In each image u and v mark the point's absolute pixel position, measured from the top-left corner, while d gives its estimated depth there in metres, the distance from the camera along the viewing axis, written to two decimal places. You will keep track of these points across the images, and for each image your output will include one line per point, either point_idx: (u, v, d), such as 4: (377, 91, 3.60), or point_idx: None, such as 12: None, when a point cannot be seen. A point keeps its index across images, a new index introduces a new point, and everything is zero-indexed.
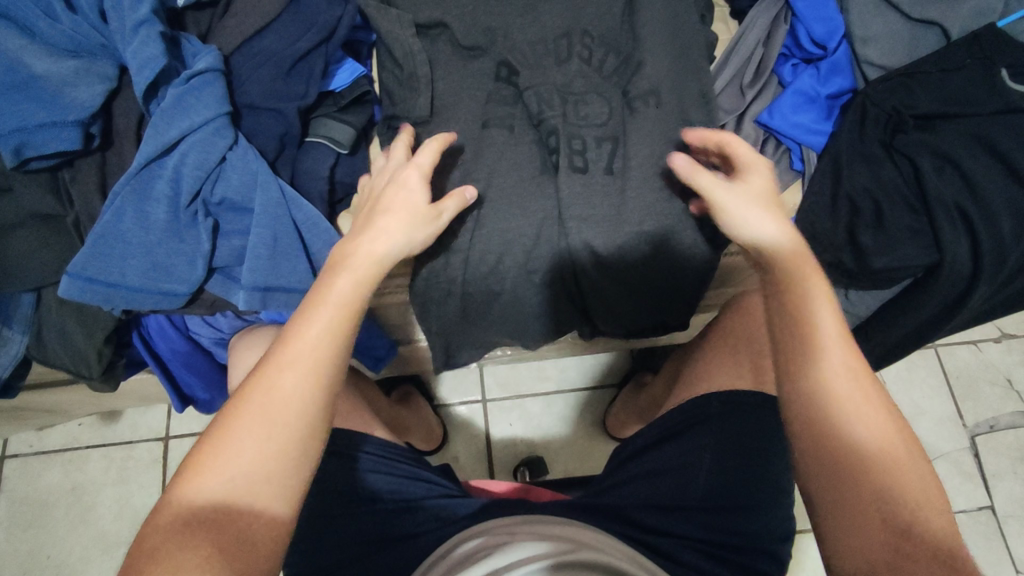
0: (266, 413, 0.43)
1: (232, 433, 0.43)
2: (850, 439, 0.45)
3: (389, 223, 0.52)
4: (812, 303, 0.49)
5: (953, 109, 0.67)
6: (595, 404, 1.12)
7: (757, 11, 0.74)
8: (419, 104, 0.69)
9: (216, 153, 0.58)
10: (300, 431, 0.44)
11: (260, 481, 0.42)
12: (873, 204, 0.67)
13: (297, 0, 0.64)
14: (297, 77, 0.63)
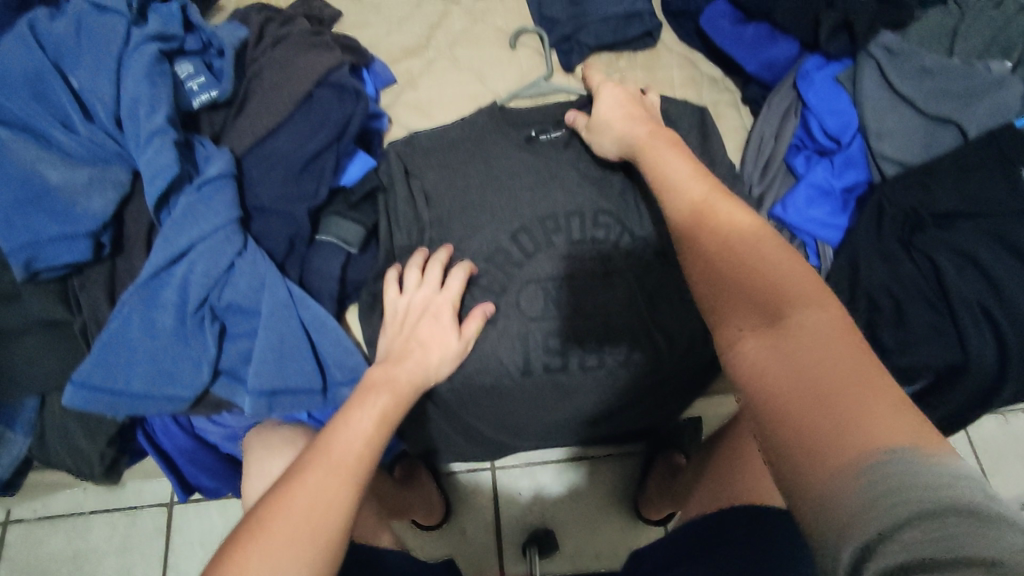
0: (304, 535, 0.40)
1: (251, 562, 0.37)
2: (794, 347, 0.33)
3: (432, 354, 0.59)
4: (754, 248, 0.39)
5: (973, 210, 0.65)
6: (614, 473, 1.03)
7: (771, 104, 0.75)
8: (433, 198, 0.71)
9: (225, 260, 0.58)
10: (336, 532, 0.41)
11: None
12: (892, 302, 0.65)
13: (309, 99, 0.65)
14: (309, 176, 0.63)
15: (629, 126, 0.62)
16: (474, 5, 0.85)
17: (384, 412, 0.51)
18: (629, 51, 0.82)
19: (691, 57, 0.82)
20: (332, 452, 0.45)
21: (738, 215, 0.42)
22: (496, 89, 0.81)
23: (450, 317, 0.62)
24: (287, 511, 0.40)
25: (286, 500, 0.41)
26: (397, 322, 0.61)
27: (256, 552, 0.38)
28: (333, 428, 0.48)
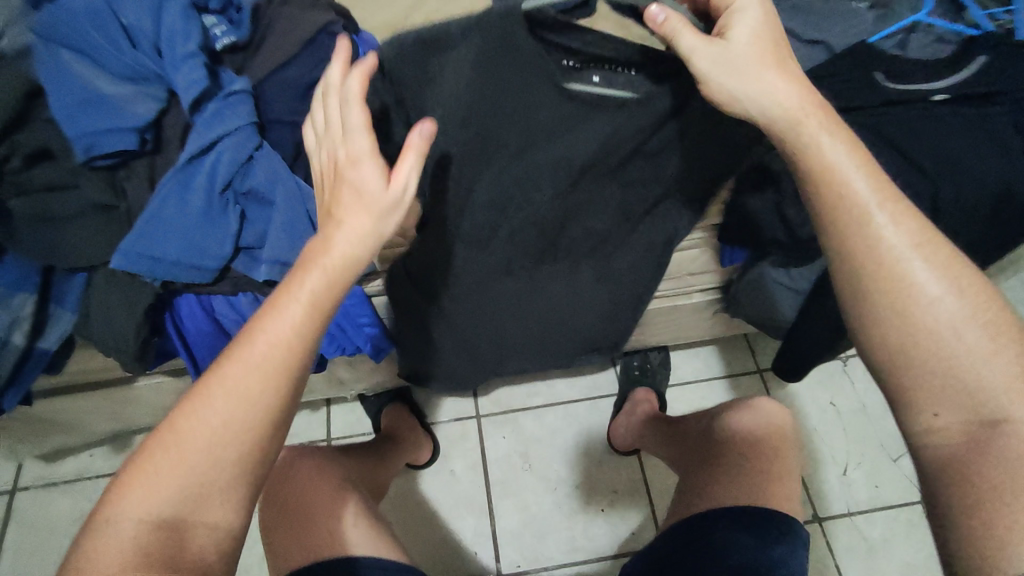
0: (203, 441, 0.50)
1: (169, 454, 0.50)
2: (930, 326, 0.55)
3: (352, 215, 0.54)
4: (857, 202, 0.57)
5: (848, 105, 0.81)
6: (583, 415, 1.30)
7: None
8: None
9: (246, 152, 0.70)
10: (242, 435, 0.51)
11: (194, 501, 0.50)
12: None
13: (312, 41, 0.79)
14: (312, 97, 0.78)
15: (772, 81, 0.58)
16: None
17: (314, 298, 0.53)
18: None
19: None
20: (252, 350, 0.51)
21: (842, 143, 0.58)
22: None
23: (376, 172, 0.53)
24: (199, 409, 0.51)
25: (202, 398, 0.51)
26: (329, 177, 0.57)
27: (167, 443, 0.51)
28: (260, 324, 0.52)
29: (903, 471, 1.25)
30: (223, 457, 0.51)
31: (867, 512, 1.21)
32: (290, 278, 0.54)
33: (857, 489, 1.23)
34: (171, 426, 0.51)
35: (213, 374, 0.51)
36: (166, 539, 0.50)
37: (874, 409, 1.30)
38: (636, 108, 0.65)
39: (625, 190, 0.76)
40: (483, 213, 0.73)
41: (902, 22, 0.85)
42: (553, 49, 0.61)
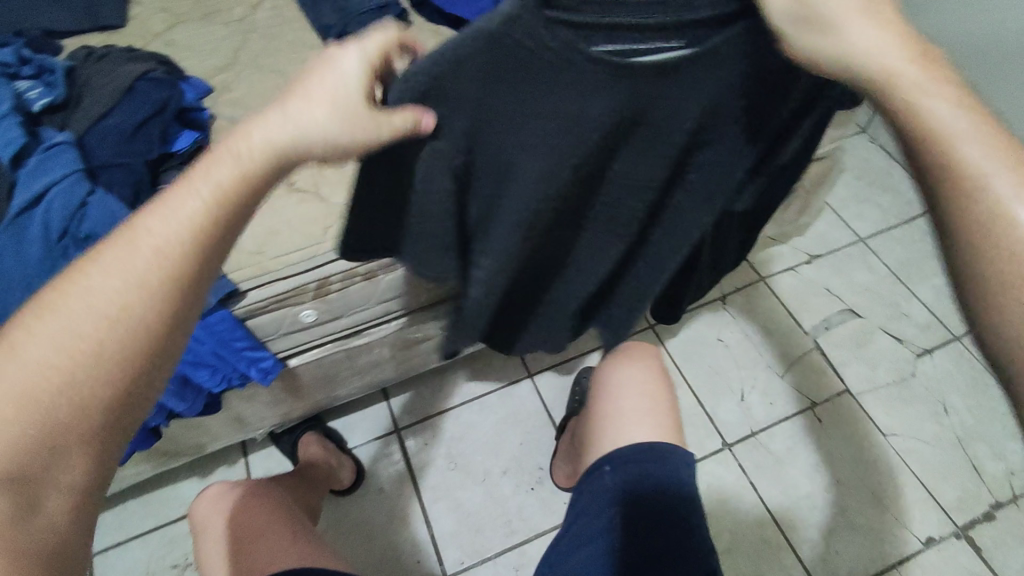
0: (52, 367, 0.44)
1: (32, 344, 0.44)
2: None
3: (302, 108, 0.51)
4: (921, 100, 0.45)
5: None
6: (495, 407, 1.34)
7: None
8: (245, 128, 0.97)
9: (77, 198, 0.72)
10: (122, 332, 0.46)
11: (61, 401, 0.44)
12: None
13: (132, 88, 0.84)
14: (142, 139, 0.82)
15: (862, 24, 0.46)
16: (268, 32, 1.10)
17: (216, 192, 0.50)
18: None
19: (439, 30, 1.09)
20: (136, 244, 0.48)
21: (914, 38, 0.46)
22: None
23: (352, 70, 0.51)
24: (55, 328, 0.45)
25: (78, 300, 0.46)
26: (295, 84, 0.52)
27: (8, 372, 0.43)
28: (158, 212, 0.49)
29: (792, 384, 1.35)
30: (89, 382, 0.45)
31: (768, 429, 1.30)
32: (198, 166, 0.51)
33: (755, 411, 1.32)
34: (8, 352, 0.44)
35: (90, 265, 0.48)
36: (21, 474, 0.42)
37: (758, 336, 1.42)
38: (687, 70, 0.52)
39: (641, 158, 0.63)
40: (475, 176, 0.61)
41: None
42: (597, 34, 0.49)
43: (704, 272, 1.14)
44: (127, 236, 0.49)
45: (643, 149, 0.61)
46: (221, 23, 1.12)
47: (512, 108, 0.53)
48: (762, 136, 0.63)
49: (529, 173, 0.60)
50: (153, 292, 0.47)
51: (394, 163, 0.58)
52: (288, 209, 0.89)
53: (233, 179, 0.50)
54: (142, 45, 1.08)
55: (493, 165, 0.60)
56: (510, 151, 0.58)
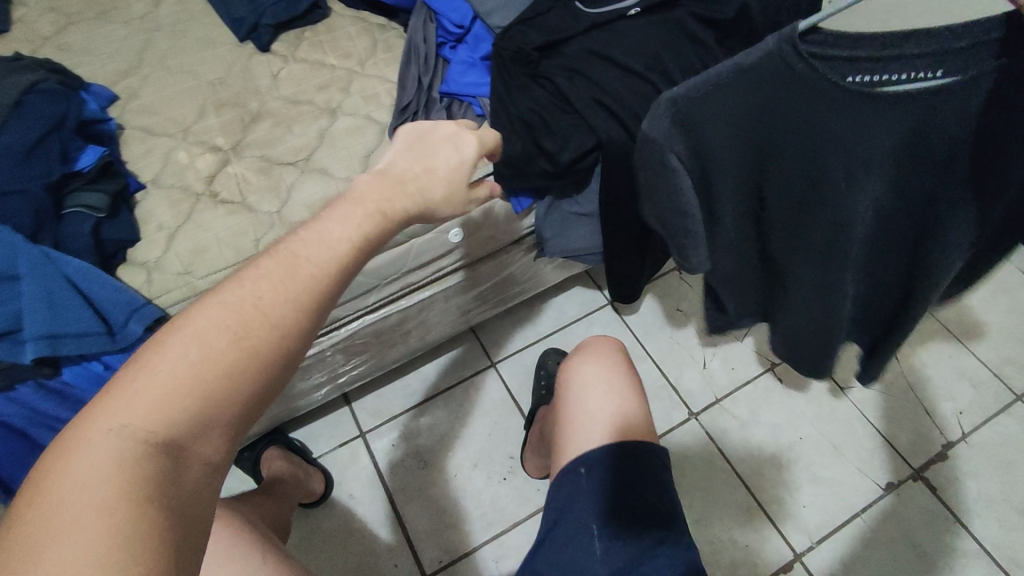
0: (248, 330, 0.42)
1: (183, 335, 0.41)
2: None
3: (436, 162, 0.55)
4: None
5: (560, 36, 0.87)
6: (460, 399, 1.32)
7: (414, 21, 0.94)
8: (161, 140, 0.90)
9: None
10: (268, 331, 0.43)
11: (209, 393, 0.40)
12: (534, 113, 0.85)
13: (20, 104, 0.76)
14: (37, 160, 0.74)
15: None
16: (173, 29, 1.02)
17: (387, 195, 0.50)
18: (309, 25, 1.01)
19: (360, 15, 1.02)
20: (307, 248, 0.46)
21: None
22: (208, 80, 0.96)
23: (466, 156, 0.57)
24: (261, 288, 0.43)
25: (238, 288, 0.43)
26: (412, 138, 0.57)
27: (174, 344, 0.41)
28: (329, 213, 0.48)
29: (750, 347, 1.37)
30: (264, 360, 0.43)
31: (731, 394, 1.32)
32: (359, 181, 0.51)
33: (717, 377, 1.34)
34: (186, 324, 0.42)
35: (240, 273, 0.45)
36: (163, 446, 0.39)
37: None
38: (934, 98, 0.56)
39: (833, 215, 0.65)
40: (764, 184, 0.65)
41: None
42: (840, 65, 0.56)
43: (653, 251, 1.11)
44: (310, 227, 0.47)
45: (863, 183, 0.62)
46: (120, 22, 1.03)
47: (758, 126, 0.59)
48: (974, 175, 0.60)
49: (785, 181, 0.64)
50: (345, 267, 0.47)
51: (695, 165, 0.61)
52: (211, 222, 0.83)
53: (377, 194, 0.50)
54: (32, 51, 0.99)
55: (750, 181, 0.64)
56: (720, 177, 0.62)
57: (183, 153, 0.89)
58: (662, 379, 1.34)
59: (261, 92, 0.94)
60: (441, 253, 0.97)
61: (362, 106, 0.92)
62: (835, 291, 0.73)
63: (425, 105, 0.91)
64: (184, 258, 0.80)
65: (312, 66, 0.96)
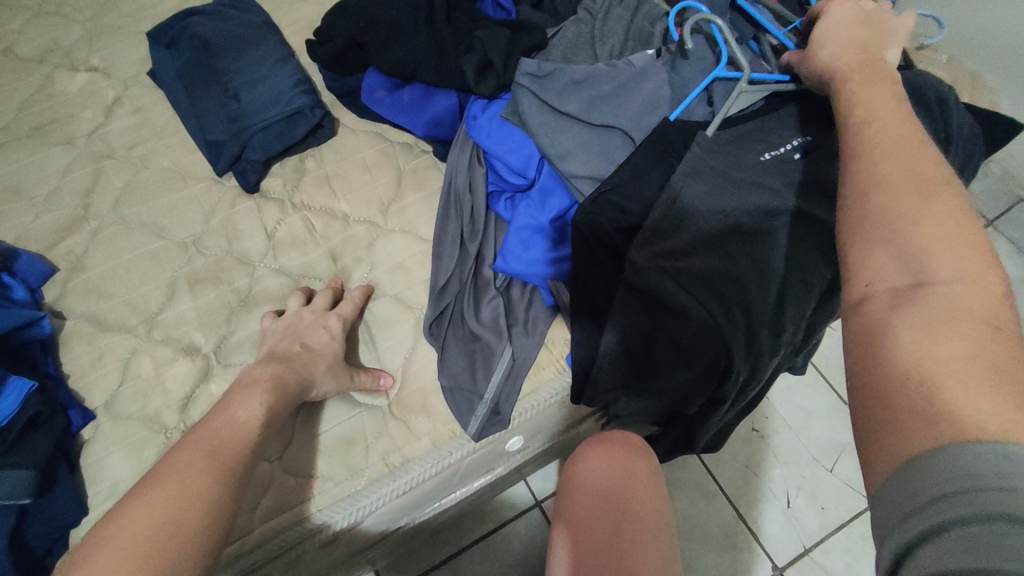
0: (180, 528, 0.44)
1: (111, 533, 0.43)
2: (951, 339, 0.32)
3: (320, 337, 0.62)
4: (933, 276, 0.34)
5: (678, 213, 0.61)
6: None
7: (454, 157, 0.69)
8: (117, 337, 0.67)
9: None
10: (196, 524, 0.44)
11: (145, 573, 0.41)
12: (648, 319, 0.62)
13: None
14: None
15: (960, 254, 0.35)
16: (131, 153, 0.77)
17: (276, 377, 0.57)
18: (310, 149, 0.76)
19: (380, 133, 0.77)
20: (207, 435, 0.51)
21: (934, 213, 0.36)
22: (177, 237, 0.72)
23: (337, 321, 0.64)
24: (184, 476, 0.47)
25: (165, 482, 0.46)
26: (286, 327, 0.63)
27: (114, 543, 0.42)
28: (228, 401, 0.54)
29: (843, 480, 1.16)
30: (202, 539, 0.44)
31: (822, 542, 1.11)
32: (250, 370, 0.59)
33: (805, 520, 1.13)
34: (117, 524, 0.43)
35: (160, 465, 0.48)
36: None
37: (797, 419, 1.22)
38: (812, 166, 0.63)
39: (781, 307, 0.63)
40: (732, 282, 0.61)
41: (694, 87, 0.66)
42: (753, 144, 0.64)
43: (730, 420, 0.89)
44: (201, 429, 0.52)
45: (797, 300, 0.64)
46: (61, 143, 0.78)
47: (711, 235, 0.61)
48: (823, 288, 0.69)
49: (738, 295, 0.61)
50: (256, 440, 0.52)
51: (697, 281, 0.60)
52: None
53: (269, 374, 0.58)
54: None
55: (713, 284, 0.61)
56: (698, 253, 0.61)
57: (146, 359, 0.66)
58: (739, 523, 1.13)
59: (251, 261, 0.71)
60: (495, 460, 0.74)
61: (386, 283, 0.69)
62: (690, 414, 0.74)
63: (472, 283, 0.66)
64: None
65: (320, 219, 0.72)
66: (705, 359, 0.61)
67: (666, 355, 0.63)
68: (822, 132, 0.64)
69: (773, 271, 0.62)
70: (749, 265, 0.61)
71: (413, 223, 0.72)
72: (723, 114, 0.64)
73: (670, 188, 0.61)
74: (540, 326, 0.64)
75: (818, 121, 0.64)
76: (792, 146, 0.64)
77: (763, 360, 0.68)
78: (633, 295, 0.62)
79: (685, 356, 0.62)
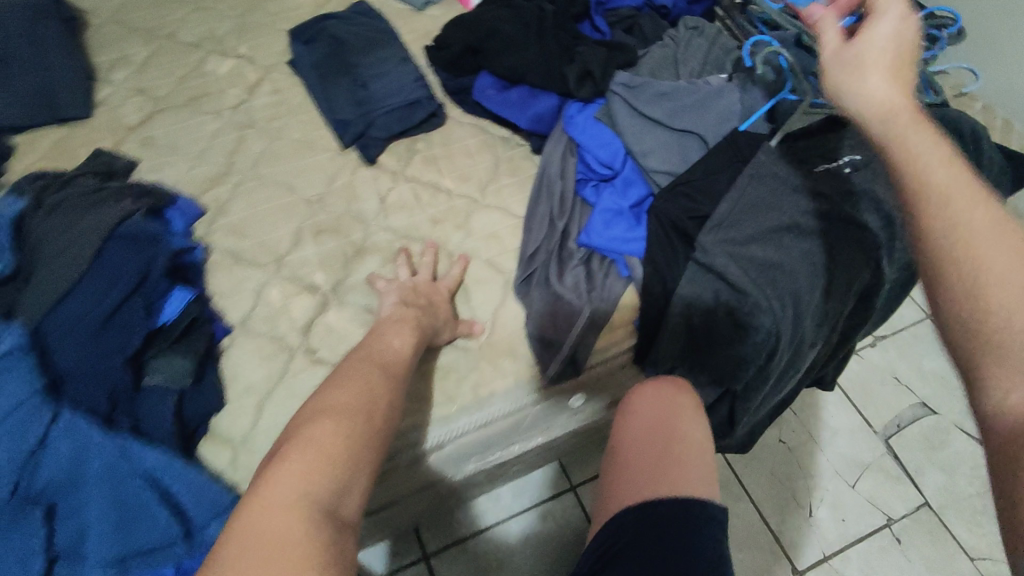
0: (365, 414, 0.55)
1: (305, 430, 0.52)
2: None
3: (440, 295, 0.74)
4: (1007, 314, 0.38)
5: (743, 206, 0.72)
6: None
7: (549, 149, 0.81)
8: (253, 270, 0.79)
9: (33, 436, 0.56)
10: (369, 426, 0.55)
11: (342, 458, 0.51)
12: (711, 295, 0.72)
13: (101, 256, 0.64)
14: (116, 330, 0.62)
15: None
16: (269, 124, 0.91)
17: (411, 322, 0.68)
18: (421, 133, 0.89)
19: (481, 125, 0.90)
20: (361, 358, 0.62)
21: (1011, 254, 0.40)
22: (306, 195, 0.84)
23: (451, 283, 0.76)
24: (346, 395, 0.56)
25: (341, 391, 0.57)
26: (407, 286, 0.73)
27: (314, 431, 0.52)
28: (381, 336, 0.66)
29: (863, 496, 1.23)
30: (375, 434, 0.55)
31: (841, 551, 1.17)
32: (388, 313, 0.70)
33: (826, 530, 1.19)
34: (308, 424, 0.53)
35: (327, 384, 0.59)
36: (322, 518, 0.46)
37: (822, 436, 1.29)
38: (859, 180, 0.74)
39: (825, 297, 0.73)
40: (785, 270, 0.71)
41: (761, 108, 0.77)
42: (810, 157, 0.75)
43: (762, 416, 0.98)
44: (352, 357, 0.62)
45: (838, 295, 0.74)
46: (210, 112, 0.92)
47: (773, 228, 0.72)
48: (859, 291, 0.80)
49: (789, 282, 0.71)
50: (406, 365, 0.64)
51: (756, 266, 0.71)
52: (308, 388, 0.71)
53: (411, 317, 0.69)
54: (113, 143, 0.88)
55: (769, 269, 0.71)
56: (759, 243, 0.72)
57: (276, 290, 0.78)
58: (763, 526, 1.20)
59: (368, 219, 0.83)
60: (558, 414, 0.83)
61: (481, 247, 0.80)
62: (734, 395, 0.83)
63: (557, 253, 0.77)
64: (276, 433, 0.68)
65: (429, 191, 0.85)
66: (758, 333, 0.71)
67: (725, 330, 0.73)
68: (871, 152, 0.75)
69: (821, 265, 0.72)
70: (801, 256, 0.72)
71: (508, 200, 0.84)
72: (786, 130, 0.75)
73: (738, 186, 0.73)
74: (613, 295, 0.74)
75: (866, 144, 0.76)
76: (844, 161, 0.75)
77: (804, 348, 0.78)
78: (700, 274, 0.72)
79: (740, 332, 0.72)
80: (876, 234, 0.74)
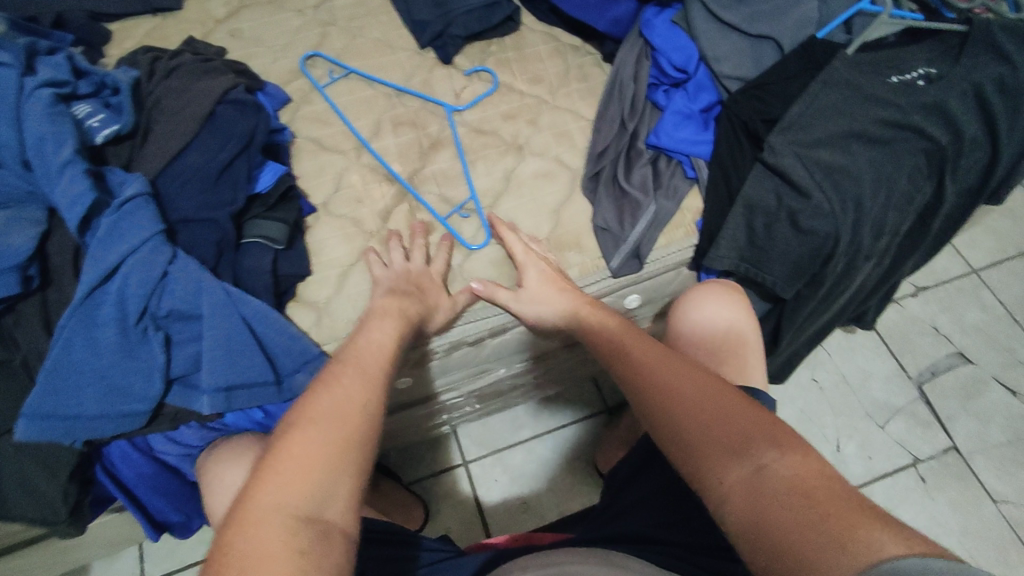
0: (349, 416, 0.48)
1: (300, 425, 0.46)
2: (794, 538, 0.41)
3: (436, 267, 0.74)
4: (765, 452, 0.47)
5: (814, 111, 0.74)
6: (575, 441, 1.24)
7: (623, 54, 0.84)
8: (334, 155, 0.83)
9: (158, 269, 0.60)
10: (354, 432, 0.47)
11: (331, 459, 0.45)
12: (776, 198, 0.73)
13: (213, 118, 0.70)
14: (225, 185, 0.68)
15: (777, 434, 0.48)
16: (349, 24, 0.94)
17: (400, 305, 0.65)
18: (496, 37, 0.92)
19: (554, 34, 0.92)
20: (346, 366, 0.54)
21: (756, 426, 0.49)
22: (384, 90, 0.88)
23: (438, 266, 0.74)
24: (335, 396, 0.49)
25: (321, 398, 0.49)
26: (396, 274, 0.71)
27: (305, 430, 0.46)
28: (364, 330, 0.61)
29: (893, 437, 1.25)
30: (366, 440, 0.48)
31: (866, 485, 1.21)
32: (373, 304, 0.67)
33: (852, 464, 1.23)
34: (302, 416, 0.47)
35: (300, 403, 0.49)
36: (308, 530, 0.41)
37: (856, 378, 1.32)
38: (936, 90, 0.74)
39: (885, 206, 0.75)
40: (849, 176, 0.73)
41: (839, 17, 0.79)
42: (885, 69, 0.76)
43: (803, 341, 1.00)
44: (324, 374, 0.53)
45: (897, 208, 0.76)
46: (293, 10, 0.96)
47: (841, 136, 0.74)
48: (921, 210, 0.80)
49: (853, 189, 0.73)
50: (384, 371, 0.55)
51: (821, 170, 0.73)
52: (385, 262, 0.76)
53: (396, 308, 0.65)
54: (202, 34, 0.92)
55: (833, 174, 0.73)
56: (825, 148, 0.73)
57: (356, 175, 0.82)
58: None
59: (442, 115, 0.86)
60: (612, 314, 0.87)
61: (551, 145, 0.83)
62: (783, 320, 0.83)
63: (625, 152, 0.81)
64: (357, 300, 0.73)
65: (502, 92, 0.87)
66: (817, 237, 0.72)
67: (785, 234, 0.73)
68: (948, 66, 0.76)
69: (884, 175, 0.74)
70: (865, 165, 0.73)
71: (578, 103, 0.86)
72: (863, 39, 0.77)
73: (809, 91, 0.74)
74: (677, 197, 0.78)
75: (943, 58, 0.76)
76: (918, 75, 0.76)
77: (858, 265, 0.78)
78: (765, 177, 0.74)
79: (801, 235, 0.73)
80: (945, 147, 0.74)
